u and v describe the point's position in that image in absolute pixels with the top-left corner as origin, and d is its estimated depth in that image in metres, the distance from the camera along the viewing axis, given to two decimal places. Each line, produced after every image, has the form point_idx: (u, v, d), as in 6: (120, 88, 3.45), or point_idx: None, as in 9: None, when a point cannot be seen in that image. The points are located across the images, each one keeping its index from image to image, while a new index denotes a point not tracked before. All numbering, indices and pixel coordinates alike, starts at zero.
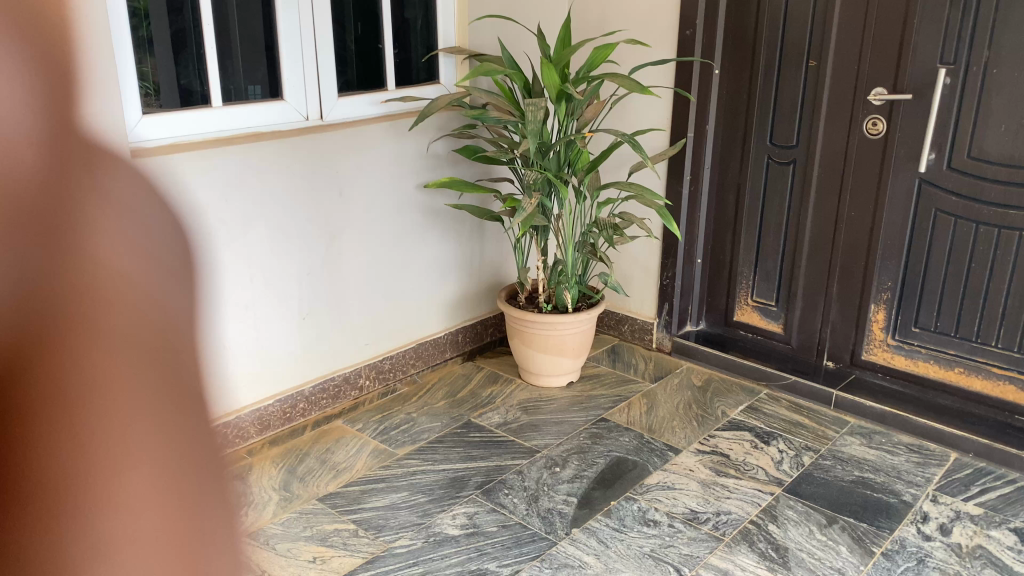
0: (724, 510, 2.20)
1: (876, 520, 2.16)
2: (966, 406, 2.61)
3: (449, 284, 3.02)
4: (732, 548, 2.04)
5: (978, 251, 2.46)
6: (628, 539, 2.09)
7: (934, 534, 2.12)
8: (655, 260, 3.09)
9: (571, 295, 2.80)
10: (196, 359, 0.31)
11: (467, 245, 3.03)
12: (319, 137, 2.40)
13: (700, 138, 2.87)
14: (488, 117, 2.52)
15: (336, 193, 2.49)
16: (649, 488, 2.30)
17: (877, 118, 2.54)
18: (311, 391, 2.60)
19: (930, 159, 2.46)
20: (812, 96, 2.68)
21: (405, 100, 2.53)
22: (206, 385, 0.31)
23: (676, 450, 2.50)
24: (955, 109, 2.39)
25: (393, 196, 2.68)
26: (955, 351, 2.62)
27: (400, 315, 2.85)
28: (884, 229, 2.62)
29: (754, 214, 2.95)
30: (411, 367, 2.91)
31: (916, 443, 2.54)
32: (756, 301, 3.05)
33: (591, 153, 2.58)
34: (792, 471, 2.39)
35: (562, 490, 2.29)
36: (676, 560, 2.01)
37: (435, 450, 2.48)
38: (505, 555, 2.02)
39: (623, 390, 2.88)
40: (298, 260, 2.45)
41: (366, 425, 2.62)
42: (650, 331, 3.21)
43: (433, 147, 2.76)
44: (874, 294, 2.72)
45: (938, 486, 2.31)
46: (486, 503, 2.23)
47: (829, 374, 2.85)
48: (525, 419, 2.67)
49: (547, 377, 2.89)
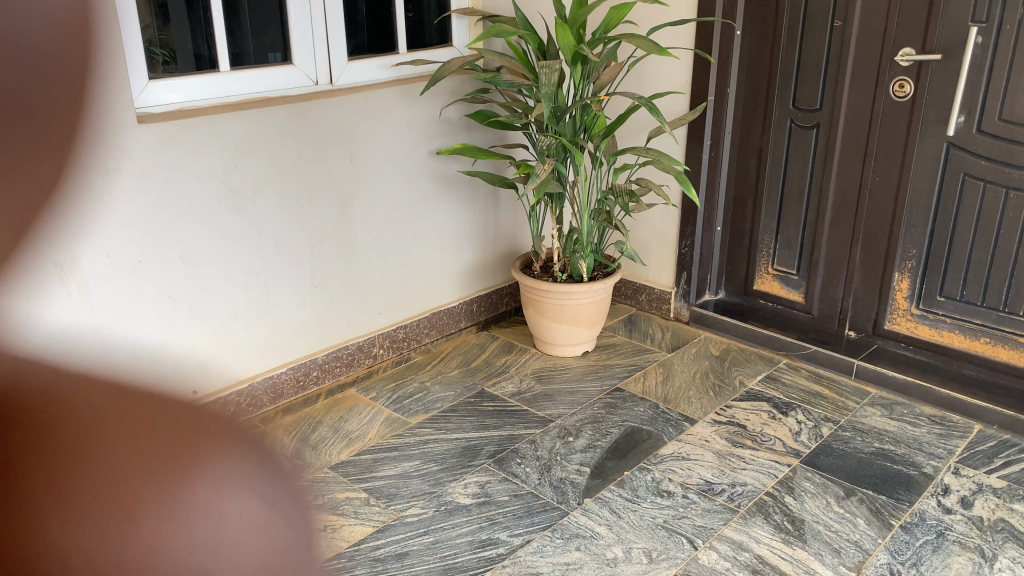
0: (738, 481, 2.18)
1: (896, 493, 2.13)
2: (992, 377, 2.55)
3: (464, 253, 2.98)
4: (746, 520, 2.02)
5: (1008, 218, 2.39)
6: (641, 510, 2.07)
7: (954, 507, 2.08)
8: (673, 228, 3.03)
9: (587, 263, 2.76)
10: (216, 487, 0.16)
11: (482, 212, 2.99)
12: (331, 102, 2.36)
13: (721, 101, 2.80)
14: (501, 80, 2.46)
15: (348, 159, 2.46)
16: (663, 459, 2.28)
17: (904, 80, 2.45)
18: (325, 359, 2.60)
19: (959, 122, 2.37)
20: (837, 57, 2.59)
21: (416, 63, 2.48)
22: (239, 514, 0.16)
23: (692, 421, 2.47)
24: (986, 70, 2.30)
25: (406, 163, 2.64)
26: (982, 321, 2.55)
27: (413, 284, 2.83)
28: (910, 194, 2.55)
29: (775, 180, 2.89)
30: (425, 336, 2.90)
31: (938, 414, 2.48)
32: (777, 269, 2.99)
33: (607, 117, 2.52)
34: (811, 442, 2.35)
35: (575, 460, 2.27)
36: (689, 531, 1.99)
37: (449, 419, 2.47)
38: (517, 524, 2.01)
39: (638, 360, 2.84)
40: (311, 227, 2.43)
41: (380, 394, 2.61)
42: (667, 300, 3.16)
43: (447, 113, 2.71)
44: (898, 263, 2.66)
45: (960, 458, 2.27)
46: (498, 472, 2.21)
47: (851, 344, 2.79)
48: (539, 389, 2.65)
49: (563, 347, 2.84)
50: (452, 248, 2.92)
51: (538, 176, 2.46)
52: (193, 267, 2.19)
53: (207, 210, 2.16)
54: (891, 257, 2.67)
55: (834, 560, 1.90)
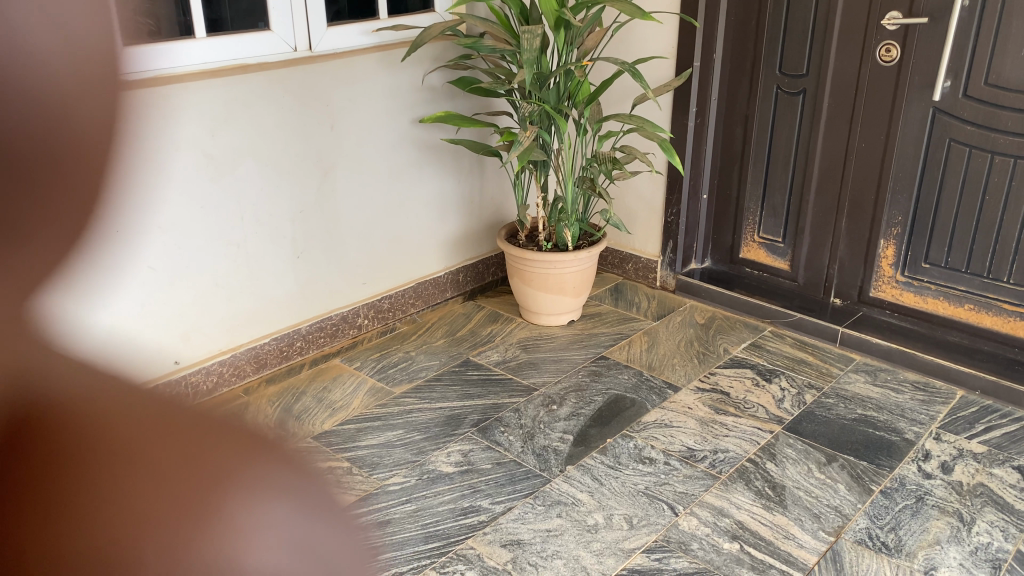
0: (720, 448, 2.19)
1: (877, 459, 2.14)
2: (975, 342, 2.56)
3: (450, 222, 2.96)
4: (727, 487, 2.04)
5: (992, 184, 2.38)
6: (623, 476, 2.08)
7: (934, 472, 2.10)
8: (659, 196, 3.02)
9: (572, 233, 2.74)
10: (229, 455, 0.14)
11: (468, 181, 2.96)
12: (309, 70, 2.33)
13: (707, 67, 2.77)
14: (482, 45, 2.42)
15: (328, 127, 2.43)
16: (645, 426, 2.29)
17: (890, 45, 2.44)
18: (308, 330, 2.60)
19: (945, 87, 2.36)
20: (823, 20, 2.56)
21: (397, 28, 2.44)
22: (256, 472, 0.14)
23: (675, 388, 2.47)
24: (972, 34, 2.28)
25: (387, 130, 2.61)
26: (966, 288, 2.55)
27: (399, 253, 2.82)
28: (896, 161, 2.55)
29: (761, 147, 2.87)
30: (411, 307, 2.89)
31: (922, 380, 2.49)
32: (763, 237, 2.99)
33: (591, 84, 2.48)
34: (794, 409, 2.36)
35: (558, 428, 2.27)
36: (670, 498, 2.01)
37: (433, 388, 2.47)
38: (499, 492, 2.02)
39: (624, 328, 2.84)
40: (292, 195, 2.41)
41: (364, 363, 2.61)
42: (654, 269, 3.15)
43: (430, 80, 2.67)
44: (884, 230, 2.66)
45: (941, 424, 2.28)
46: (482, 441, 2.22)
47: (836, 311, 2.80)
48: (524, 358, 2.65)
49: (548, 316, 2.84)
50: (437, 217, 2.89)
51: (522, 143, 2.42)
52: (170, 237, 2.16)
53: (186, 180, 2.14)
54: (877, 225, 2.66)
55: (814, 526, 1.92)
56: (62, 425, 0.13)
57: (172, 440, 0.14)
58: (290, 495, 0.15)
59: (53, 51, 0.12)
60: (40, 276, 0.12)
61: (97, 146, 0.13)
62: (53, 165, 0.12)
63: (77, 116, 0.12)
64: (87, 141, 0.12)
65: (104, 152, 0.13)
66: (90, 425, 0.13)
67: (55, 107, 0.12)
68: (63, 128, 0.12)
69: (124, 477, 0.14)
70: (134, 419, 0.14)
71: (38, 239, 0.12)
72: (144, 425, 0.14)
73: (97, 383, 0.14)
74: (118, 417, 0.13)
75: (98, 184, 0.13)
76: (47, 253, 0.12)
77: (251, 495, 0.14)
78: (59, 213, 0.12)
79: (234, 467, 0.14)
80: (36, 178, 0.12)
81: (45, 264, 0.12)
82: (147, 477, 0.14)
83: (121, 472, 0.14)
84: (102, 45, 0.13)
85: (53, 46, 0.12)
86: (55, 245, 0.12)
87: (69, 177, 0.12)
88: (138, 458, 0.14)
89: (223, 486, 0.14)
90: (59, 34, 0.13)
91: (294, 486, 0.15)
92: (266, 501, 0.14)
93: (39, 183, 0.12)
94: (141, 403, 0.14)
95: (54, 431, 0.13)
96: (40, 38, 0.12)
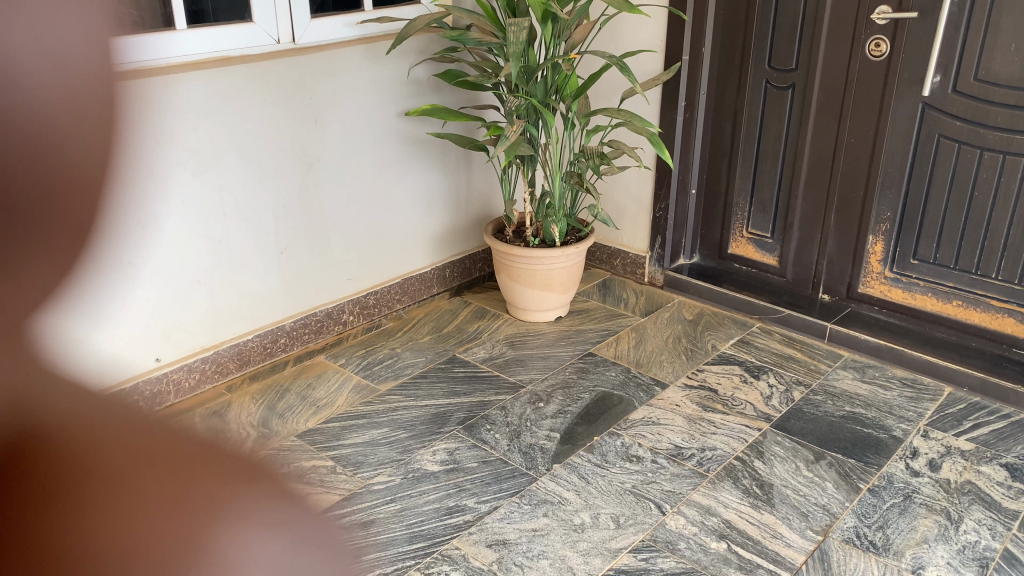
0: (708, 446, 2.18)
1: (865, 457, 2.14)
2: (963, 339, 2.56)
3: (437, 218, 2.93)
4: (715, 485, 2.02)
5: (981, 179, 2.37)
6: (609, 475, 2.06)
7: (922, 470, 2.09)
8: (647, 191, 3.00)
9: (559, 228, 2.71)
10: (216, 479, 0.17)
11: (455, 176, 2.93)
12: (293, 62, 2.29)
13: (696, 61, 2.75)
14: (468, 37, 2.39)
15: (312, 120, 2.40)
16: (633, 424, 2.27)
17: (880, 39, 2.42)
18: (292, 326, 2.56)
19: (935, 82, 2.35)
20: (812, 15, 2.55)
21: (383, 21, 2.40)
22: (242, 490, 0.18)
23: (663, 385, 2.46)
24: (962, 29, 2.27)
25: (373, 124, 2.58)
26: (954, 284, 2.54)
27: (385, 248, 2.78)
28: (885, 156, 2.54)
29: (750, 141, 2.85)
30: (397, 303, 2.86)
31: (909, 377, 2.49)
32: (751, 233, 2.97)
33: (578, 78, 2.46)
34: (781, 407, 2.35)
35: (545, 426, 2.25)
36: (658, 497, 1.99)
37: (418, 385, 2.45)
38: (484, 491, 2.00)
39: (611, 324, 2.82)
40: (277, 189, 2.37)
41: (349, 360, 2.58)
42: (642, 265, 3.13)
43: (416, 73, 2.64)
44: (873, 224, 2.65)
45: (929, 421, 2.28)
46: (467, 439, 2.19)
47: (824, 308, 2.79)
48: (511, 354, 2.62)
49: (535, 313, 2.82)
50: (424, 212, 2.86)
51: (508, 138, 2.39)
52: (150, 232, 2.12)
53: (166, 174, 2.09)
54: (866, 220, 2.65)
55: (802, 524, 1.91)
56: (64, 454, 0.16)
57: (159, 469, 0.17)
58: (269, 528, 0.18)
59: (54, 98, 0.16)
60: (30, 299, 0.15)
61: (91, 176, 0.16)
62: (59, 191, 0.15)
63: (67, 156, 0.16)
64: (75, 175, 0.15)
65: (96, 182, 0.16)
66: (90, 461, 0.16)
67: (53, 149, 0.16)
68: (56, 166, 0.16)
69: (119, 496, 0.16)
70: (126, 449, 0.17)
71: (28, 271, 0.15)
72: (138, 454, 0.17)
73: (92, 417, 0.16)
74: (116, 448, 0.17)
75: (94, 209, 0.16)
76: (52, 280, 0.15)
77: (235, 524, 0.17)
78: (48, 247, 0.15)
79: (208, 497, 0.17)
80: (41, 205, 0.15)
81: (39, 292, 0.15)
82: (134, 502, 0.17)
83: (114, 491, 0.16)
84: (97, 86, 0.16)
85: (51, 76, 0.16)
86: (45, 273, 0.15)
87: (72, 206, 0.15)
88: (127, 488, 0.17)
89: (207, 509, 0.17)
90: (64, 82, 0.16)
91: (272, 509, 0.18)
92: (245, 530, 0.17)
93: (38, 210, 0.15)
94: (132, 440, 0.17)
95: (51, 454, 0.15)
96: (49, 85, 0.16)
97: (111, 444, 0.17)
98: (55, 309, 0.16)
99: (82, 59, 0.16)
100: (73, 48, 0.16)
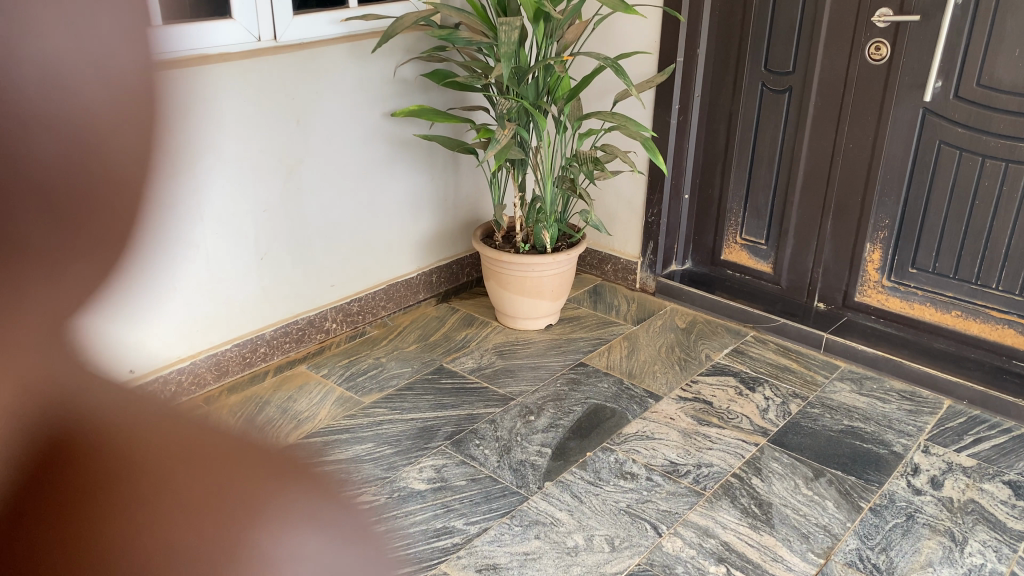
0: (705, 462, 2.10)
1: (865, 474, 2.08)
2: (961, 350, 2.51)
3: (424, 222, 2.83)
4: (712, 505, 1.95)
5: (983, 186, 2.31)
6: (603, 493, 1.99)
7: (924, 487, 2.04)
8: (640, 196, 2.92)
9: (550, 234, 2.63)
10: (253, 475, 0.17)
11: (442, 179, 2.84)
12: (275, 59, 2.19)
13: (690, 63, 2.68)
14: (458, 37, 2.29)
15: (294, 122, 2.30)
16: (627, 439, 2.20)
17: (881, 42, 2.36)
18: (273, 334, 2.47)
19: (936, 87, 2.29)
20: (811, 16, 2.48)
21: (369, 18, 2.30)
22: (273, 480, 0.17)
23: (657, 397, 2.38)
24: (966, 32, 2.20)
25: (359, 125, 2.49)
26: (953, 294, 2.49)
27: (370, 254, 2.69)
28: (884, 161, 2.47)
29: (745, 146, 2.79)
30: (382, 309, 2.77)
31: (907, 389, 2.44)
32: (744, 239, 2.91)
33: (571, 80, 2.38)
34: (779, 420, 2.29)
35: (535, 441, 2.18)
36: (654, 517, 1.92)
37: (404, 397, 2.36)
38: (473, 511, 1.92)
39: (602, 333, 2.75)
40: (258, 192, 2.28)
41: (332, 370, 2.48)
42: (633, 271, 3.06)
43: (402, 72, 2.54)
44: (870, 233, 2.59)
45: (929, 436, 2.23)
46: (455, 455, 2.11)
47: (820, 317, 2.73)
48: (500, 364, 2.54)
49: (524, 321, 2.74)
50: (410, 216, 2.77)
51: (499, 142, 2.31)
52: None
53: None
54: (863, 228, 2.60)
55: (803, 546, 1.85)
56: (104, 457, 0.15)
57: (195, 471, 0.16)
58: (305, 511, 0.18)
59: (90, 93, 0.14)
60: (72, 303, 0.14)
61: (131, 177, 0.14)
62: (93, 197, 0.14)
63: (108, 150, 0.14)
64: (115, 176, 0.14)
65: (136, 185, 0.14)
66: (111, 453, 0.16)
67: (95, 145, 0.14)
68: (94, 171, 0.14)
69: (158, 503, 0.16)
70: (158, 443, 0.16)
71: (69, 273, 0.14)
72: (169, 446, 0.16)
73: (137, 414, 0.16)
74: (158, 444, 0.16)
75: (135, 210, 0.15)
76: (85, 282, 0.14)
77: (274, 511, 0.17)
78: (83, 253, 0.14)
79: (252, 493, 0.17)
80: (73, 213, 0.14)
81: (78, 288, 0.14)
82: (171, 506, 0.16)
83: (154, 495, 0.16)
84: (129, 77, 0.14)
85: (90, 87, 0.14)
86: (86, 277, 0.14)
87: (112, 208, 0.14)
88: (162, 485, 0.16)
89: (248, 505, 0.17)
90: (100, 79, 0.14)
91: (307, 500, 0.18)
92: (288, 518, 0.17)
93: (75, 213, 0.14)
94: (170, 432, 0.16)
95: (88, 462, 0.15)
96: (80, 86, 0.14)
97: (150, 433, 0.16)
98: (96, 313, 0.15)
99: (120, 52, 0.14)
100: (110, 41, 0.14)
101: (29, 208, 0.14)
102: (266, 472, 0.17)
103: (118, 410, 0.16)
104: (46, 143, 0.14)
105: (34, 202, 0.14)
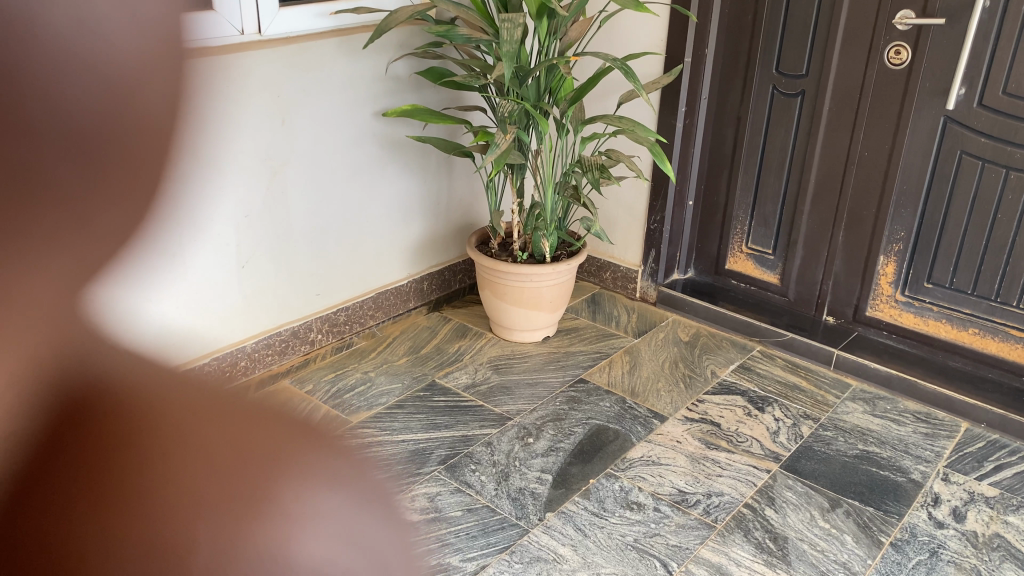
0: (714, 491, 1.98)
1: (883, 504, 1.96)
2: (979, 370, 2.40)
3: (415, 227, 2.68)
4: (724, 539, 1.83)
5: (1006, 200, 2.20)
6: (609, 527, 1.86)
7: (946, 520, 1.92)
8: (642, 202, 2.79)
9: (550, 243, 2.49)
10: (294, 442, 0.14)
11: (436, 182, 2.69)
12: (258, 56, 2.03)
13: (699, 64, 2.55)
14: (456, 34, 2.14)
15: (279, 122, 2.14)
16: (631, 465, 2.07)
17: (900, 46, 2.23)
18: (255, 346, 2.32)
19: (959, 95, 2.17)
20: (827, 16, 2.35)
21: (361, 12, 2.14)
22: (315, 452, 0.15)
23: (661, 418, 2.26)
24: (992, 37, 2.09)
25: (352, 123, 2.35)
26: (972, 311, 2.38)
27: (359, 262, 2.55)
28: (900, 171, 2.36)
29: (753, 151, 2.66)
30: (370, 319, 2.63)
31: (923, 411, 2.33)
32: (751, 248, 2.79)
33: (575, 80, 2.24)
34: (790, 444, 2.17)
35: (535, 467, 2.05)
36: (663, 553, 1.79)
37: (395, 417, 2.22)
38: (470, 546, 1.79)
39: (602, 346, 2.62)
40: (237, 196, 2.11)
41: (317, 386, 2.34)
42: (633, 279, 2.94)
43: (394, 69, 2.38)
44: (883, 245, 2.48)
45: (949, 463, 2.11)
46: (449, 482, 1.98)
47: (829, 331, 2.62)
48: (496, 381, 2.40)
49: (521, 333, 2.61)
50: (400, 220, 2.62)
51: (498, 146, 2.16)
52: None
53: None
54: (876, 240, 2.48)
55: None
56: (114, 432, 0.13)
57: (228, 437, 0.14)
58: (343, 492, 0.15)
59: (128, 31, 0.12)
60: (97, 254, 0.12)
61: (163, 125, 0.12)
62: (125, 146, 0.12)
63: (142, 92, 0.12)
64: (150, 116, 0.12)
65: (171, 138, 0.12)
66: (124, 431, 0.13)
67: (124, 89, 0.12)
68: (127, 112, 0.12)
69: (181, 485, 0.13)
70: (190, 418, 0.14)
71: (94, 223, 0.12)
72: (197, 420, 0.14)
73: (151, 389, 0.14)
74: (185, 417, 0.14)
75: (165, 169, 0.12)
76: (116, 228, 0.12)
77: (299, 482, 0.14)
78: (111, 200, 0.12)
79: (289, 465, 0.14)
80: (101, 161, 0.12)
81: (105, 243, 0.12)
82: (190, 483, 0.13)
83: (175, 474, 0.13)
84: (169, 22, 0.13)
85: (123, 19, 0.12)
86: (116, 233, 0.12)
87: (141, 155, 0.12)
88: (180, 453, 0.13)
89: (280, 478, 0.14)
90: (133, 16, 0.13)
91: (345, 480, 0.15)
92: (318, 492, 0.14)
93: (106, 158, 0.12)
94: (197, 407, 0.14)
95: (104, 449, 0.13)
96: (115, 19, 0.12)
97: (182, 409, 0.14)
98: (112, 282, 0.13)
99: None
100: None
101: (54, 149, 0.12)
102: (306, 446, 0.14)
103: (138, 381, 0.14)
104: (73, 76, 0.12)
105: (61, 146, 0.12)
